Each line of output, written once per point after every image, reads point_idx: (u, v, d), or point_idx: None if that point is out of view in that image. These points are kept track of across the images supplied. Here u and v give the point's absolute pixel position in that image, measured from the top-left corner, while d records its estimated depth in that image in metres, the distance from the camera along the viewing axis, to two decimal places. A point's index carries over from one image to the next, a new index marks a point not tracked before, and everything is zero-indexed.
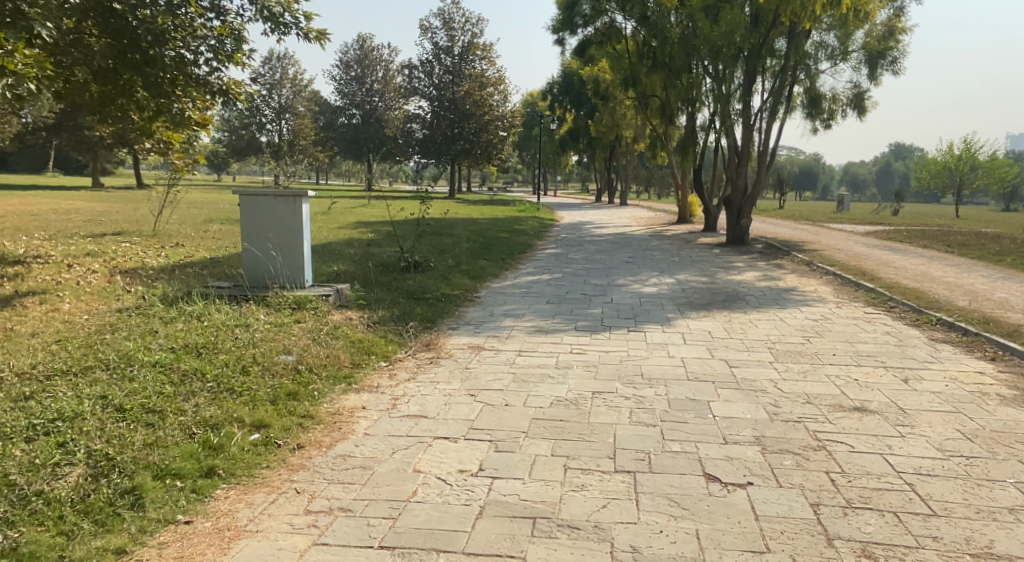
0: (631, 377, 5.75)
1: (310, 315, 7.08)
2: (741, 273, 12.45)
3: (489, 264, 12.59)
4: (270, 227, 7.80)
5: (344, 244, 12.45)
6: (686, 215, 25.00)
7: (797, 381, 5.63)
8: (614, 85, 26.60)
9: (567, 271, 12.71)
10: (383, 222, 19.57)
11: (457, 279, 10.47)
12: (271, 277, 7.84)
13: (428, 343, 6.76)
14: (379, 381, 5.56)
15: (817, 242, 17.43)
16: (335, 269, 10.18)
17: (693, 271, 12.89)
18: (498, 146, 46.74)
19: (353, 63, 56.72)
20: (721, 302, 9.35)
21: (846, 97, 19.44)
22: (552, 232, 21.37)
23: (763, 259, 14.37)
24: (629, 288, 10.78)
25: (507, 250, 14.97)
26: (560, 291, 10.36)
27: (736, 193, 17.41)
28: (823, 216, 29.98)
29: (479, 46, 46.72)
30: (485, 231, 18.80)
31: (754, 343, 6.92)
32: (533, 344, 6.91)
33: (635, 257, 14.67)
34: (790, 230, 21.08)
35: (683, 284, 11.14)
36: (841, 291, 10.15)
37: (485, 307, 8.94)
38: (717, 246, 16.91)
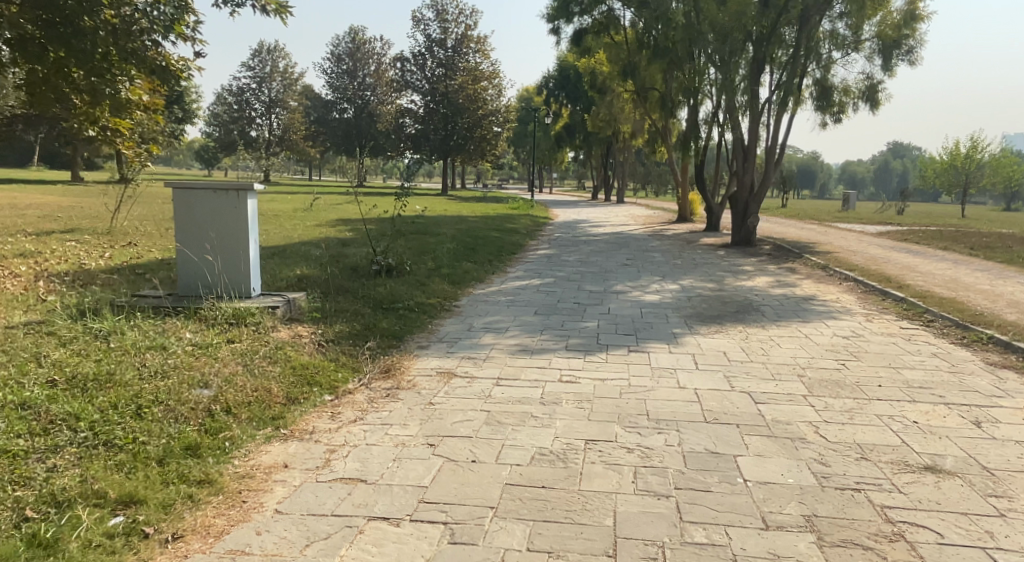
0: (635, 418, 4.58)
1: (248, 333, 5.90)
2: (751, 278, 11.32)
3: (474, 267, 11.46)
4: (210, 226, 6.61)
5: (311, 244, 11.29)
6: (686, 214, 23.86)
7: (842, 425, 4.49)
8: (611, 77, 25.48)
9: (558, 275, 11.57)
10: (364, 219, 18.39)
11: (435, 286, 9.33)
12: (207, 285, 6.66)
13: (387, 368, 5.59)
14: (315, 424, 4.39)
15: (828, 244, 16.32)
16: (298, 275, 9.04)
17: (698, 275, 11.79)
18: (492, 141, 45.57)
19: (344, 56, 55.43)
20: (733, 314, 8.23)
21: (858, 89, 18.32)
22: (546, 231, 20.21)
23: (773, 262, 13.26)
24: (628, 296, 9.64)
25: (495, 251, 13.83)
26: (550, 299, 9.21)
27: (742, 190, 16.27)
28: (828, 215, 28.90)
29: (473, 38, 45.48)
30: (474, 229, 17.66)
31: (779, 369, 5.78)
32: (515, 369, 5.76)
33: (633, 260, 13.55)
34: (796, 230, 19.99)
35: (689, 292, 10.01)
36: (867, 302, 9.03)
37: (463, 320, 7.79)
38: (722, 247, 15.80)
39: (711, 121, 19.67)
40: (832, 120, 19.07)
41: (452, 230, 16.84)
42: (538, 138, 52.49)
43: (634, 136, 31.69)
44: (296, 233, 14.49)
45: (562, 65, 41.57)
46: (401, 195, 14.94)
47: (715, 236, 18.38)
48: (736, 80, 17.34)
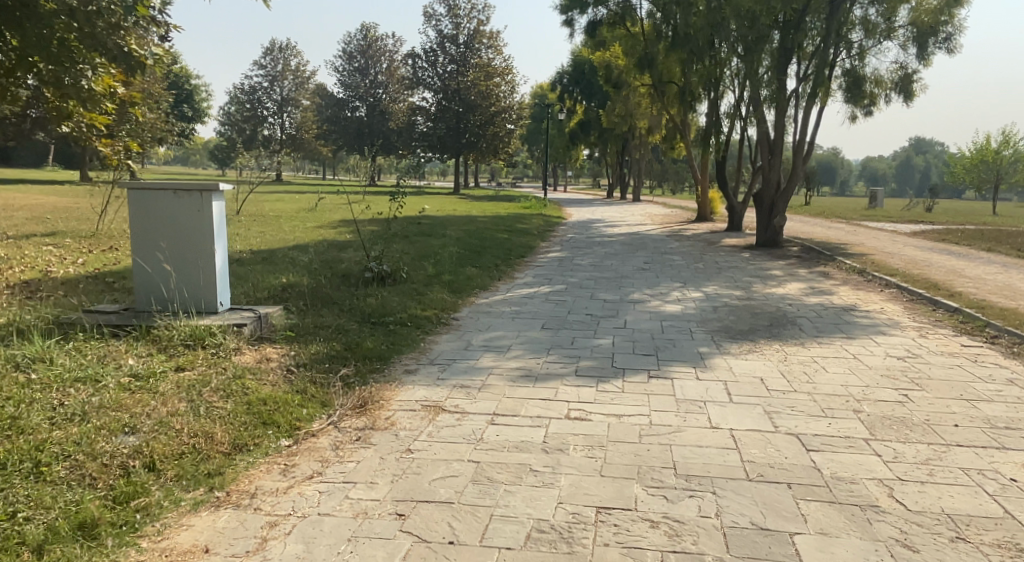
0: (660, 473, 3.67)
1: (203, 359, 5.06)
2: (781, 285, 10.34)
3: (479, 273, 10.59)
4: (166, 231, 5.79)
5: (303, 248, 10.49)
6: (706, 213, 22.86)
7: (923, 486, 3.55)
8: (628, 70, 24.54)
9: (570, 281, 10.67)
10: (367, 221, 17.60)
11: (434, 296, 8.49)
12: (166, 299, 5.84)
13: (363, 401, 4.73)
14: (259, 482, 3.53)
15: (860, 245, 15.28)
16: (283, 284, 8.24)
17: (722, 280, 10.87)
18: (505, 139, 44.76)
19: (356, 53, 54.84)
20: (766, 328, 7.31)
21: (891, 80, 17.26)
22: (558, 232, 19.32)
23: (803, 266, 12.29)
24: (647, 305, 8.72)
25: (502, 254, 12.97)
26: (560, 310, 8.31)
27: (768, 188, 15.26)
28: (854, 214, 27.76)
29: (486, 33, 44.79)
30: (482, 231, 16.82)
31: (830, 401, 4.85)
32: (515, 402, 4.86)
33: (651, 264, 12.64)
34: (824, 230, 18.93)
35: (714, 300, 9.06)
36: (916, 313, 8.06)
37: (460, 336, 6.93)
38: (746, 249, 14.83)
39: (734, 115, 18.68)
40: (862, 114, 18.05)
41: (459, 232, 16.00)
42: (552, 135, 51.55)
43: (650, 132, 30.67)
44: (292, 236, 13.70)
45: (576, 60, 40.67)
46: (398, 193, 14.08)
47: (737, 237, 17.38)
48: (761, 71, 16.35)
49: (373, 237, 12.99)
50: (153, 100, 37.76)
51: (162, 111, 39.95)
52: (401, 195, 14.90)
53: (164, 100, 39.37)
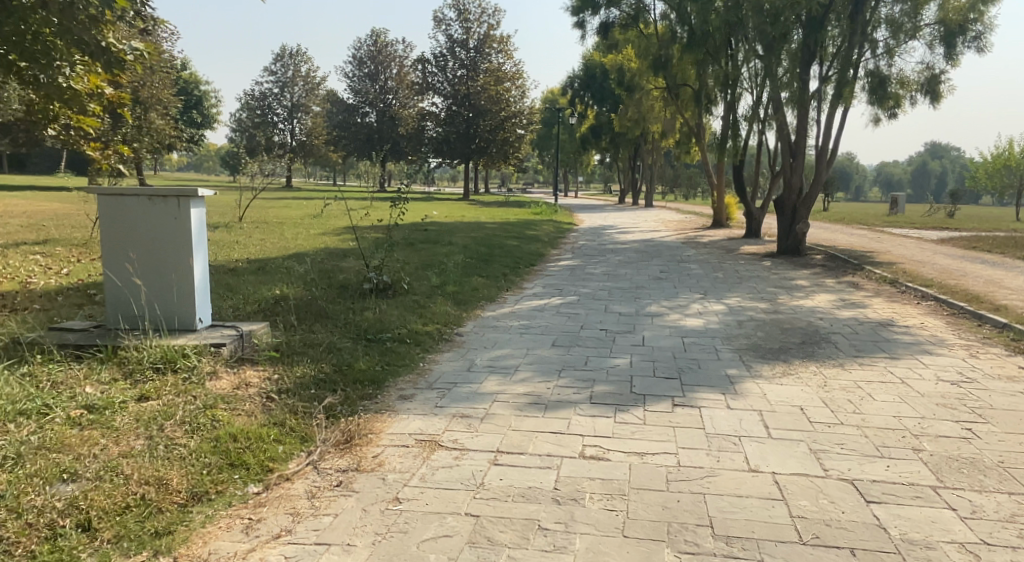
0: (695, 534, 3.08)
1: (171, 385, 4.50)
2: (809, 297, 9.71)
3: (486, 284, 10.02)
4: (138, 241, 5.26)
5: (300, 257, 9.97)
6: (722, 219, 22.22)
7: (1014, 554, 2.94)
8: (641, 73, 23.95)
9: (583, 292, 10.09)
10: (372, 228, 17.09)
11: (437, 309, 7.94)
12: (139, 317, 5.30)
13: (349, 435, 4.15)
14: (212, 545, 2.96)
15: (886, 253, 14.60)
16: (275, 297, 7.72)
17: (744, 291, 10.26)
18: (515, 144, 44.24)
19: (366, 59, 54.48)
20: (799, 347, 6.70)
21: (917, 81, 16.59)
22: (570, 239, 18.74)
23: (829, 276, 11.65)
24: (666, 319, 8.12)
25: (511, 262, 12.39)
26: (573, 325, 7.72)
27: (790, 194, 14.62)
28: (875, 219, 26.99)
29: (495, 38, 44.04)
30: (490, 238, 16.25)
31: (884, 438, 4.24)
32: (522, 436, 4.27)
33: (668, 273, 12.04)
34: (846, 237, 18.25)
35: (738, 314, 8.45)
36: (961, 330, 7.42)
37: (464, 354, 6.36)
38: (767, 258, 14.20)
39: (752, 118, 18.05)
40: (886, 116, 17.40)
41: (467, 239, 15.46)
42: (563, 141, 51.01)
43: (664, 136, 30.03)
44: (292, 244, 13.20)
45: (587, 64, 40.10)
46: (398, 197, 13.53)
47: (756, 245, 16.73)
48: (781, 71, 15.72)
49: (375, 244, 12.47)
50: (161, 106, 37.57)
51: (170, 117, 39.73)
52: (401, 199, 14.36)
53: (172, 106, 39.20)
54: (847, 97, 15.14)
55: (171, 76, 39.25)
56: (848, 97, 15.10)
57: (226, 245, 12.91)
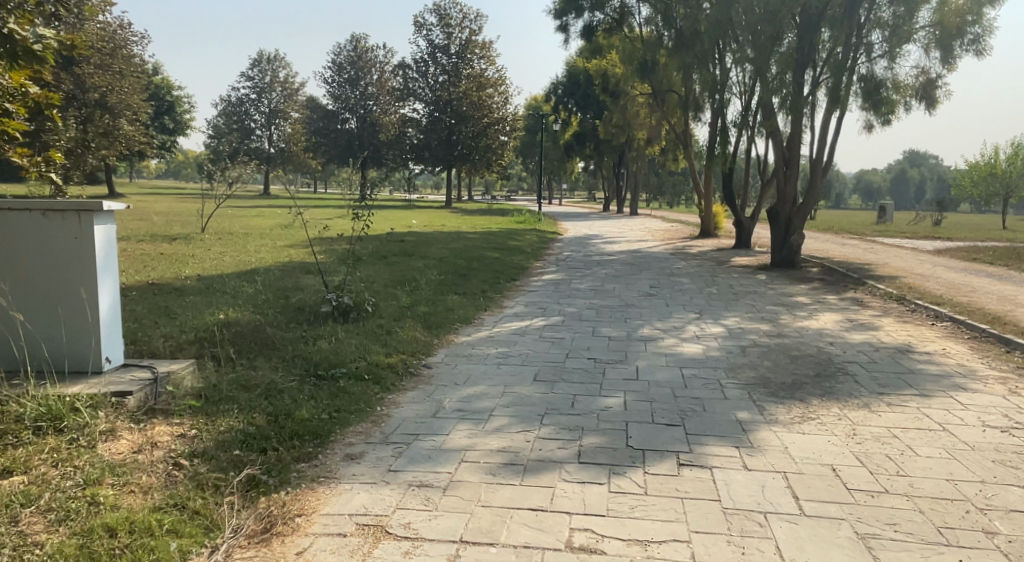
0: None
1: (48, 451, 3.57)
2: (813, 316, 8.90)
3: (462, 303, 9.13)
4: (30, 267, 4.34)
5: (254, 275, 9.02)
6: (710, 229, 21.50)
7: None
8: (624, 78, 23.30)
9: (567, 311, 9.24)
10: (343, 239, 16.15)
11: (404, 336, 7.03)
12: (33, 358, 4.40)
13: (269, 524, 3.24)
14: None
15: (884, 265, 13.90)
16: (220, 323, 6.78)
17: (742, 309, 9.45)
18: (498, 151, 43.47)
19: (346, 65, 53.40)
20: (815, 380, 5.87)
21: (915, 85, 16.00)
22: (554, 249, 17.94)
23: (830, 291, 10.89)
24: (661, 345, 7.26)
25: (491, 277, 11.50)
26: (556, 353, 6.84)
27: (785, 203, 13.87)
28: (865, 228, 26.46)
29: (478, 43, 43.45)
30: (470, 249, 15.36)
31: (946, 518, 3.40)
32: (495, 515, 3.38)
33: (659, 288, 11.22)
34: (840, 248, 17.59)
35: (739, 337, 7.62)
36: (990, 358, 6.64)
37: (429, 395, 5.45)
38: (761, 270, 13.45)
39: (742, 125, 17.36)
40: (881, 121, 16.80)
41: (444, 251, 14.58)
42: (546, 148, 50.25)
43: (649, 143, 29.33)
44: (253, 258, 12.24)
45: (571, 70, 39.45)
46: (362, 206, 12.66)
47: (747, 256, 15.99)
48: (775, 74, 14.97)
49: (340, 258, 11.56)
50: (131, 111, 36.50)
51: (141, 123, 38.62)
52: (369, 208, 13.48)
53: (143, 112, 38.19)
54: (844, 102, 14.47)
55: (141, 82, 38.18)
56: (844, 102, 14.44)
57: (181, 259, 11.93)
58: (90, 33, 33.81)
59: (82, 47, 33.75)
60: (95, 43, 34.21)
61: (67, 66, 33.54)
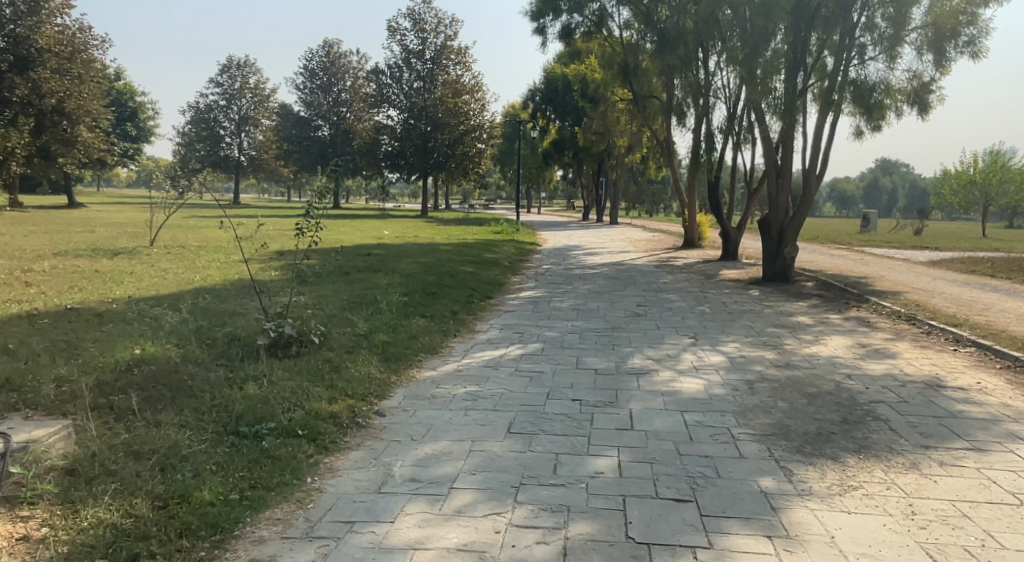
0: None
1: None
2: (821, 340, 7.97)
3: (428, 328, 8.07)
4: None
5: (186, 299, 7.92)
6: (694, 239, 20.68)
7: None
8: (604, 82, 22.42)
9: (546, 337, 8.22)
10: (305, 253, 15.03)
11: (355, 373, 5.98)
12: None
13: None
14: None
15: (881, 279, 13.09)
16: (130, 362, 5.69)
17: (741, 332, 8.50)
18: (475, 159, 42.45)
19: (319, 70, 51.98)
20: (843, 428, 4.92)
21: (908, 90, 15.17)
22: (532, 262, 16.96)
23: (832, 309, 10.02)
24: (656, 380, 6.27)
25: (463, 296, 10.46)
26: (536, 393, 5.81)
27: (777, 213, 13.00)
28: (850, 237, 25.83)
29: (453, 49, 42.32)
30: (441, 263, 14.31)
31: None
32: None
33: (647, 307, 10.25)
34: (831, 259, 16.83)
35: (743, 369, 6.65)
36: None
37: (375, 455, 4.43)
38: (753, 285, 12.56)
39: (728, 131, 16.54)
40: (872, 127, 16.03)
41: (412, 265, 13.51)
42: (524, 155, 49.32)
43: (629, 150, 28.52)
44: (197, 276, 11.11)
45: (549, 76, 38.71)
46: (308, 216, 11.53)
47: (736, 269, 15.13)
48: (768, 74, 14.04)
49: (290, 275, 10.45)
50: (90, 118, 34.95)
51: (102, 130, 37.04)
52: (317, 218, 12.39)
53: (104, 119, 36.67)
54: (839, 105, 13.65)
55: (101, 87, 36.63)
56: (839, 105, 13.61)
57: (117, 277, 10.74)
58: (46, 36, 32.24)
59: (39, 51, 32.19)
60: (54, 46, 32.65)
61: (23, 71, 31.96)
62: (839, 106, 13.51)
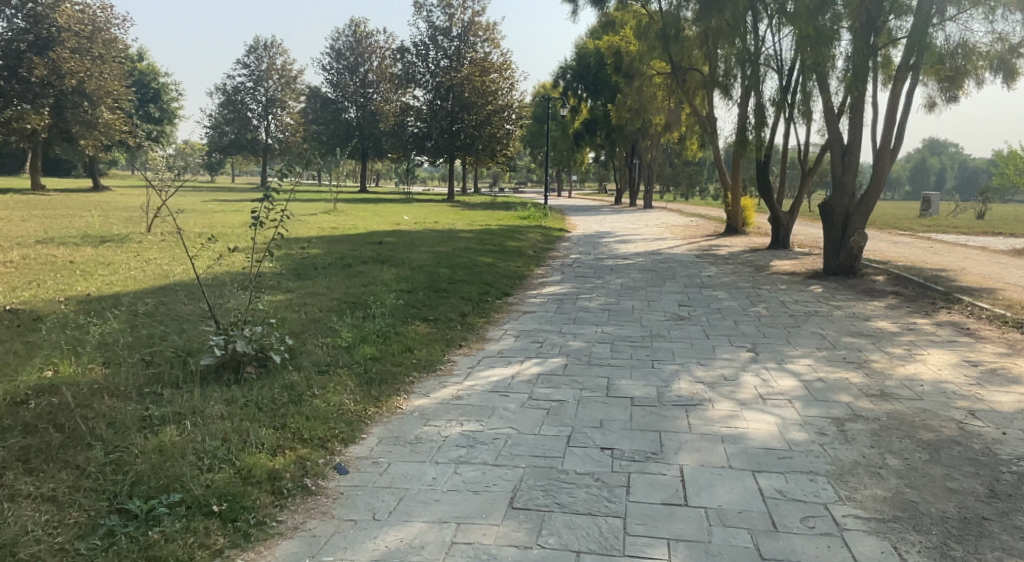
0: None
1: None
2: (916, 356, 6.40)
3: (427, 337, 6.71)
4: None
5: (140, 305, 6.64)
6: (738, 225, 19.03)
7: None
8: (640, 55, 20.83)
9: (571, 349, 6.77)
10: (311, 241, 13.79)
11: (318, 406, 4.61)
12: None
13: None
14: None
15: (963, 272, 11.35)
16: (24, 394, 4.36)
17: (812, 343, 6.96)
18: (503, 140, 40.90)
19: (345, 50, 50.68)
20: (995, 508, 3.42)
21: (993, 53, 12.95)
22: (560, 251, 15.49)
23: (916, 312, 8.39)
24: (714, 415, 4.81)
25: (476, 294, 9.09)
26: (554, 437, 4.37)
27: (842, 197, 11.31)
28: (909, 222, 23.76)
29: (481, 25, 40.83)
30: (456, 253, 12.95)
31: None
32: None
33: (691, 309, 8.74)
34: (896, 248, 15.01)
35: (825, 399, 5.15)
36: None
37: (311, 553, 3.03)
38: (813, 280, 10.95)
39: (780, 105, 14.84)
40: (946, 97, 14.35)
41: (424, 256, 12.15)
42: (554, 137, 47.50)
43: (666, 129, 26.77)
44: (180, 268, 9.90)
45: (581, 52, 37.01)
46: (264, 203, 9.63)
47: (789, 259, 13.46)
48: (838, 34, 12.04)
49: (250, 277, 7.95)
50: (111, 99, 34.29)
51: (123, 112, 36.42)
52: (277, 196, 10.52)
53: (126, 101, 35.97)
54: (920, 69, 11.71)
55: (123, 67, 35.96)
56: (919, 68, 11.66)
57: (93, 268, 9.63)
58: (65, 15, 31.49)
59: (58, 30, 31.52)
60: (73, 25, 31.97)
61: (43, 51, 31.34)
62: (923, 70, 11.57)
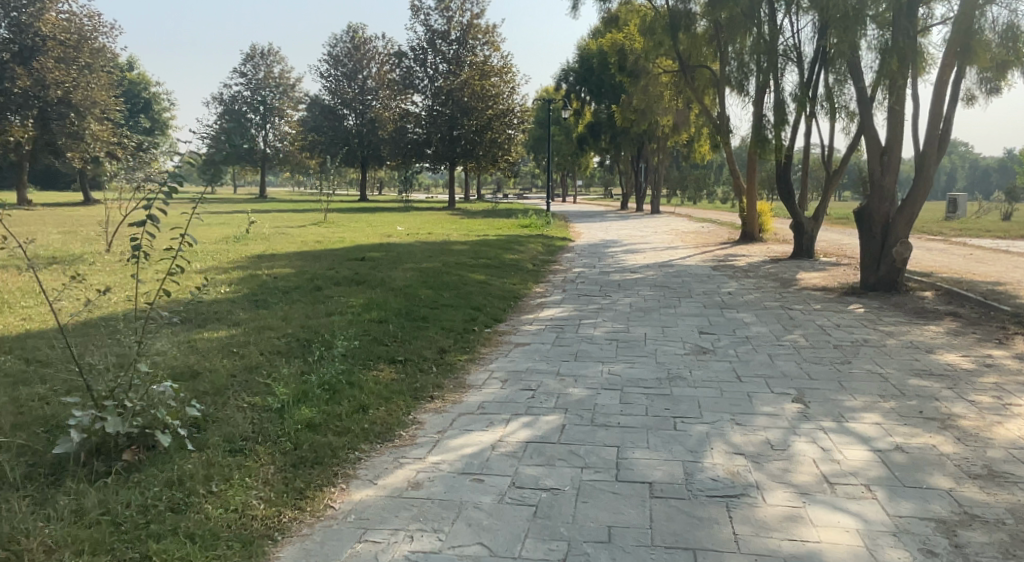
0: None
1: None
2: (1010, 407, 5.04)
3: (391, 388, 5.34)
4: None
5: (30, 360, 5.34)
6: (755, 232, 17.66)
7: None
8: (645, 52, 19.57)
9: (570, 399, 5.42)
10: (287, 258, 12.50)
11: (211, 517, 3.26)
12: None
13: None
14: None
15: (1022, 285, 9.96)
16: None
17: (871, 387, 5.61)
18: (505, 146, 39.63)
19: (343, 57, 49.60)
20: None
21: None
22: (561, 264, 14.17)
23: (986, 340, 7.03)
24: (768, 517, 3.47)
25: (460, 323, 7.73)
26: None
27: (879, 203, 9.96)
28: (934, 225, 22.36)
29: (481, 28, 39.84)
30: (443, 269, 11.59)
31: None
32: None
33: (715, 338, 7.37)
34: (933, 256, 13.61)
35: (914, 486, 3.80)
36: None
37: None
38: (851, 297, 9.59)
39: (801, 101, 13.51)
40: (987, 89, 12.98)
41: (407, 274, 10.85)
42: (557, 142, 46.29)
43: (674, 131, 25.45)
44: (122, 294, 8.59)
45: (583, 54, 35.80)
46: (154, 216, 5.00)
47: (816, 272, 12.08)
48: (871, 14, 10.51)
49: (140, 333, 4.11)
50: (99, 110, 33.12)
51: (113, 122, 35.27)
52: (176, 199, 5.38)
53: (115, 112, 34.85)
54: (970, 54, 10.21)
55: (112, 77, 34.84)
56: (971, 52, 10.10)
57: (23, 297, 8.43)
58: (50, 24, 30.48)
59: (43, 40, 30.50)
60: (58, 34, 30.86)
61: (27, 60, 30.25)
62: (976, 56, 10.06)
